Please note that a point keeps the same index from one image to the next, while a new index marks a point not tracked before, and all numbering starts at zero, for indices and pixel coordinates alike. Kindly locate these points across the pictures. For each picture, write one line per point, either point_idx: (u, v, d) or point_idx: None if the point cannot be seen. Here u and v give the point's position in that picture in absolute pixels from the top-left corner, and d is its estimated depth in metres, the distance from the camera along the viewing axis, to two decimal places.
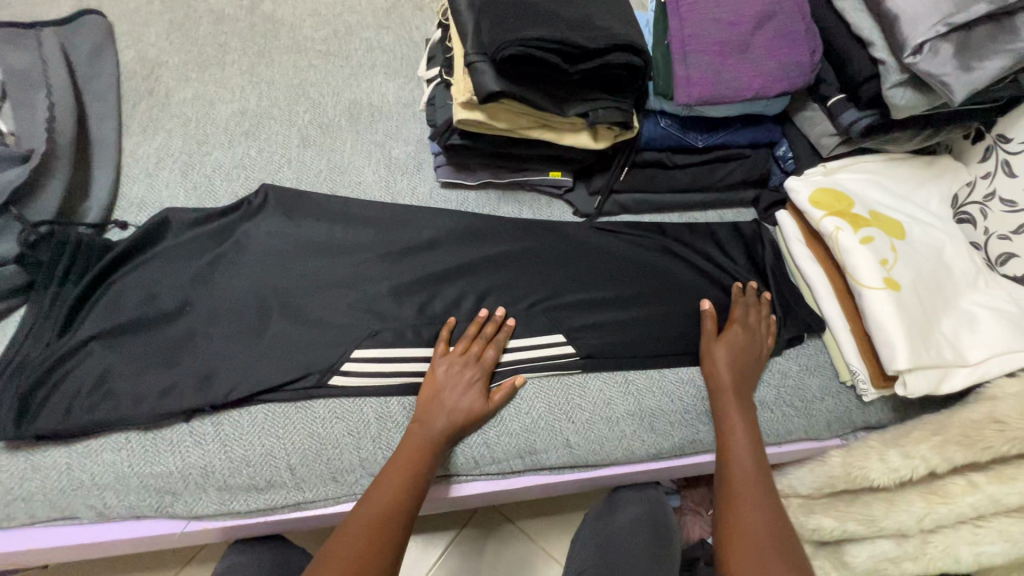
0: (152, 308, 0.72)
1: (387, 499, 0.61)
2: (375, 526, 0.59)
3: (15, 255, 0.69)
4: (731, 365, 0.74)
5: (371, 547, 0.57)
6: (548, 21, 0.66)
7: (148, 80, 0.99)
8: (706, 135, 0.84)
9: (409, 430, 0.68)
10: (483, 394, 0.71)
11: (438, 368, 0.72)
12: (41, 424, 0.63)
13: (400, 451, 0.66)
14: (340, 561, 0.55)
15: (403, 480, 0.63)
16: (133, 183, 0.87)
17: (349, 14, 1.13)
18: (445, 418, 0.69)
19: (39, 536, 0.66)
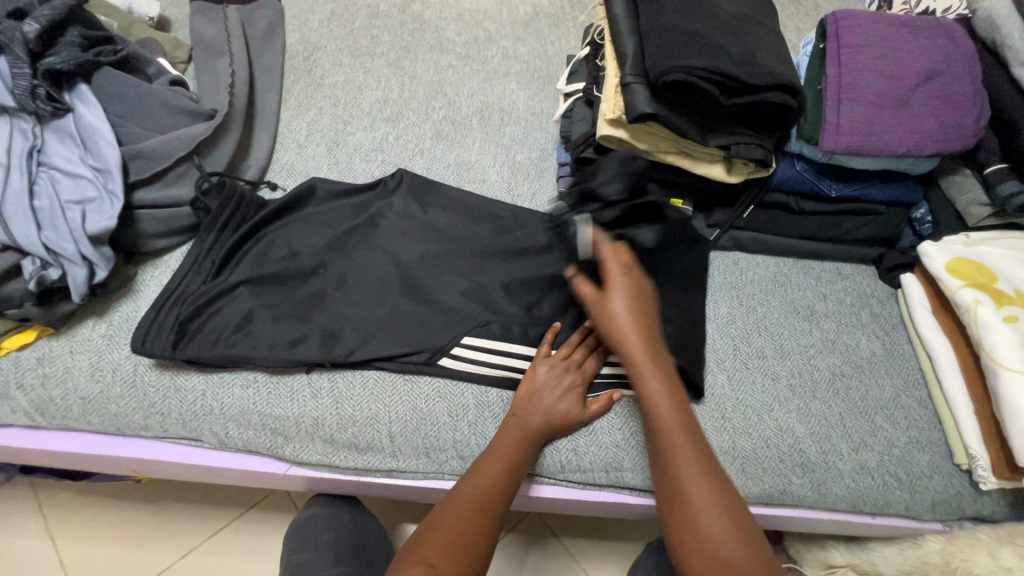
0: (292, 265, 0.78)
1: (492, 482, 0.65)
2: (478, 504, 0.63)
3: (191, 199, 0.78)
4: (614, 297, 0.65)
5: (475, 525, 0.61)
6: (713, 53, 0.67)
7: (307, 61, 1.07)
8: (842, 186, 0.82)
9: (507, 419, 0.71)
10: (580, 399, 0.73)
11: (539, 373, 0.73)
12: (192, 349, 0.71)
13: (500, 437, 0.69)
14: (448, 535, 0.59)
15: (504, 466, 0.66)
16: (284, 152, 0.95)
17: (490, 22, 1.17)
18: (546, 414, 0.71)
19: (169, 451, 0.73)
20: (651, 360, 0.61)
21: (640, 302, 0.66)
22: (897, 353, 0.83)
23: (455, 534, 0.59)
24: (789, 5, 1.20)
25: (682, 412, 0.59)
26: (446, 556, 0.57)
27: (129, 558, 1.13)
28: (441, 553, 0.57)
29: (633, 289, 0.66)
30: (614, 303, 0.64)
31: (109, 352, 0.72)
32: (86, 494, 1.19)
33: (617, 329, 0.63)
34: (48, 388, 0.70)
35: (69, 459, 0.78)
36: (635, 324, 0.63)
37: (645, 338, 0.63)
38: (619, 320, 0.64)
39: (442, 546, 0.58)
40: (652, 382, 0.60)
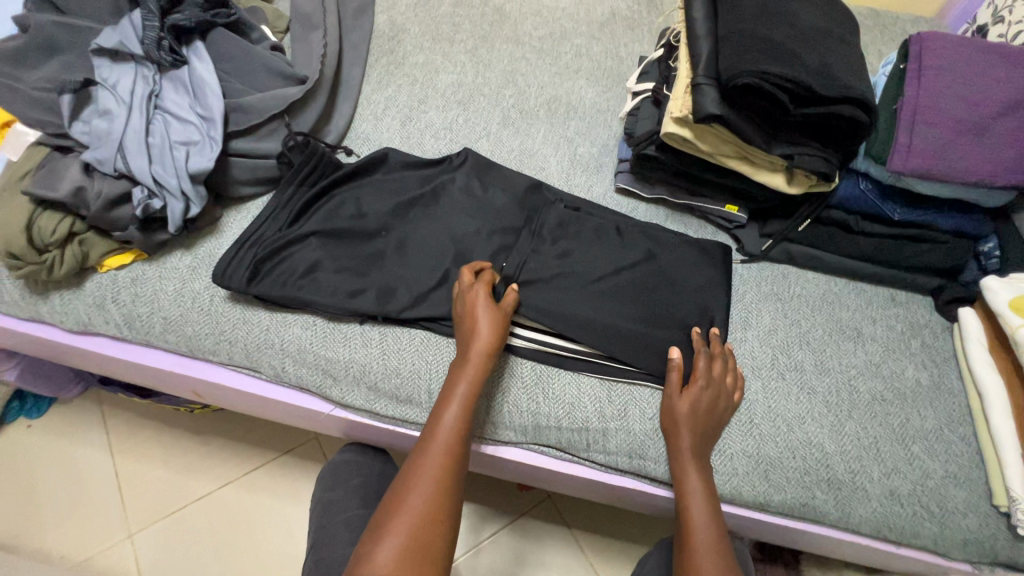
0: (359, 224, 0.84)
1: (459, 420, 0.68)
2: (449, 440, 0.66)
3: (277, 153, 0.86)
4: (680, 401, 0.73)
5: (450, 461, 0.65)
6: (787, 61, 0.68)
7: (391, 41, 1.14)
8: (906, 211, 0.81)
9: (458, 352, 0.72)
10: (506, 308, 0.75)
11: (698, 390, 0.73)
12: (263, 287, 0.78)
13: (459, 375, 0.70)
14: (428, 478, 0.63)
15: (465, 397, 0.69)
16: (362, 121, 1.01)
17: (568, 20, 1.20)
18: (487, 336, 0.72)
19: (232, 378, 0.81)
20: (696, 460, 0.70)
21: (705, 414, 0.72)
22: (943, 386, 0.81)
23: (431, 474, 0.63)
24: (872, 29, 1.18)
25: (708, 508, 0.68)
26: (425, 495, 0.62)
27: (175, 479, 1.24)
28: (417, 498, 0.62)
29: (699, 400, 0.72)
30: (675, 411, 0.72)
31: (192, 281, 0.81)
32: (145, 417, 1.30)
33: (676, 432, 0.71)
34: (137, 305, 0.79)
35: (143, 374, 0.87)
36: (692, 431, 0.71)
37: (699, 444, 0.71)
38: (680, 428, 0.71)
39: (421, 487, 0.62)
40: (689, 475, 0.69)
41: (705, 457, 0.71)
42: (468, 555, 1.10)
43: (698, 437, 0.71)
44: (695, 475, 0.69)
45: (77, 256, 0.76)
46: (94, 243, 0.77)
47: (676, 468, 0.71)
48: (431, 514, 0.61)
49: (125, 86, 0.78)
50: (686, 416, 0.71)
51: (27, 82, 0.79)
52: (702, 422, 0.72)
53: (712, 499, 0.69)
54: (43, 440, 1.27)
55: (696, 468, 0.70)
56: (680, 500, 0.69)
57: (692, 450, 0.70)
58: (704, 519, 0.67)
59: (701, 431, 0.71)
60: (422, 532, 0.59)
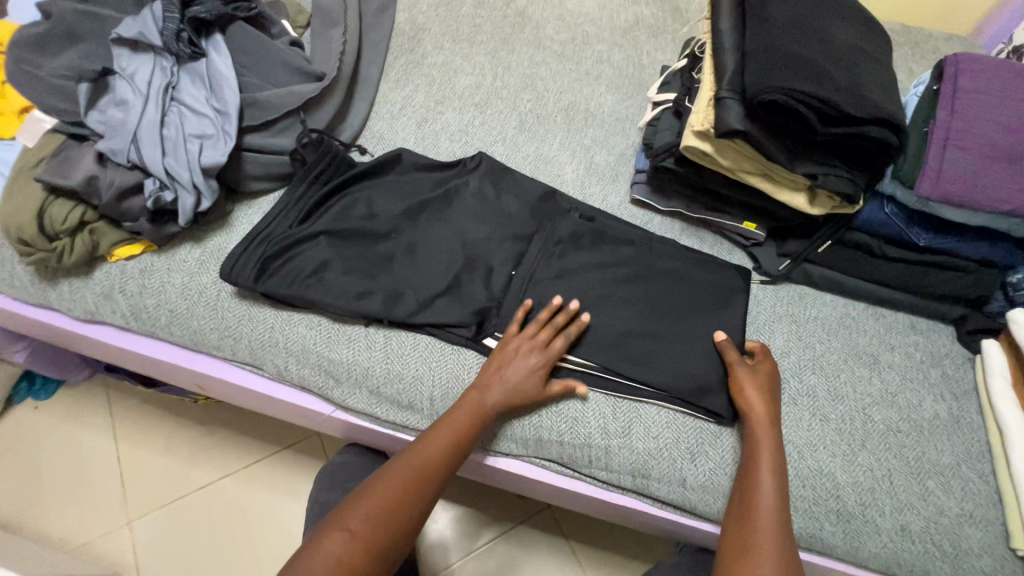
0: (370, 225, 0.84)
1: (437, 461, 0.67)
2: (406, 476, 0.65)
3: (290, 150, 0.85)
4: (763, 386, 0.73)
5: (406, 496, 0.64)
6: (817, 79, 0.66)
7: (411, 40, 1.13)
8: (933, 236, 0.78)
9: (467, 395, 0.71)
10: (550, 356, 0.73)
11: (762, 373, 0.75)
12: (270, 285, 0.77)
13: (455, 411, 0.70)
14: (371, 504, 0.63)
15: (449, 439, 0.68)
16: (378, 120, 1.01)
17: (590, 26, 1.18)
18: (512, 378, 0.72)
19: (235, 375, 0.81)
20: (773, 443, 0.69)
21: (768, 386, 0.74)
22: (963, 420, 0.78)
23: (375, 505, 0.62)
24: (904, 44, 1.14)
25: (779, 481, 0.66)
26: (363, 525, 0.61)
27: (173, 469, 1.24)
28: (355, 524, 0.61)
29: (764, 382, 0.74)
30: (750, 389, 0.72)
31: (199, 275, 0.80)
32: (147, 404, 1.30)
33: (750, 401, 0.72)
34: (144, 297, 0.79)
35: (148, 365, 0.87)
36: (765, 403, 0.72)
37: (769, 413, 0.71)
38: (756, 403, 0.71)
39: (365, 514, 0.62)
40: (763, 455, 0.67)
41: (778, 434, 0.70)
42: (463, 561, 1.09)
43: (770, 409, 0.71)
44: (770, 443, 0.68)
45: (87, 245, 0.76)
46: (104, 232, 0.77)
47: (750, 433, 0.70)
48: (365, 547, 0.60)
49: (143, 77, 0.78)
50: (764, 400, 0.72)
51: (48, 69, 0.79)
52: (775, 406, 0.73)
53: (782, 481, 0.66)
54: (49, 422, 1.27)
55: (770, 441, 0.69)
56: (748, 470, 0.67)
57: (766, 418, 0.70)
58: (772, 494, 0.64)
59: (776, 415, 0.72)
60: (350, 563, 0.59)
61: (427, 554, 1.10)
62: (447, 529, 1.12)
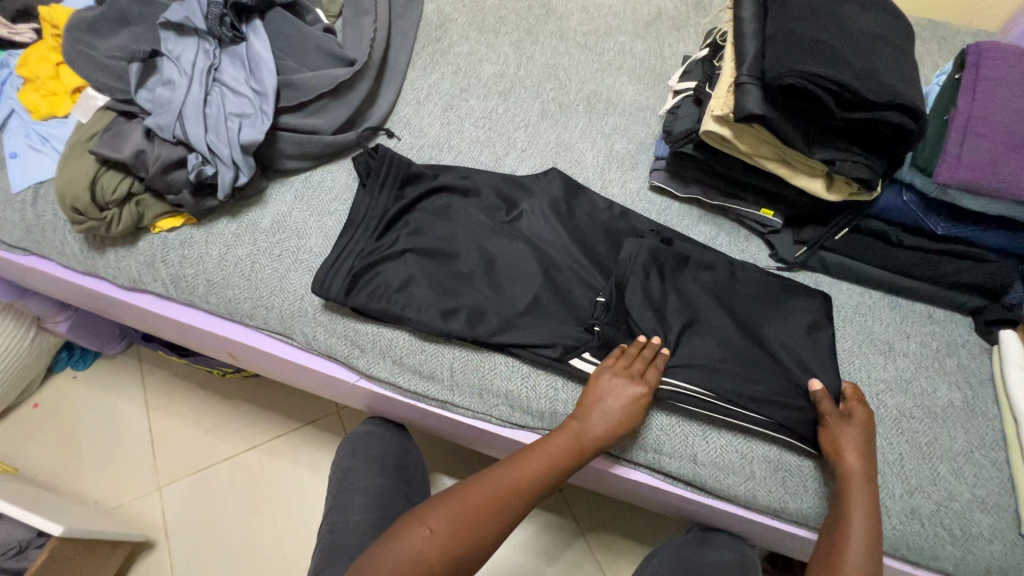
0: (413, 219, 0.87)
1: (523, 481, 0.69)
2: (494, 492, 0.68)
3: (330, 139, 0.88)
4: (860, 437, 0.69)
5: (492, 511, 0.66)
6: (835, 64, 0.68)
7: (438, 30, 1.16)
8: (951, 225, 0.79)
9: (569, 424, 0.72)
10: (648, 386, 0.72)
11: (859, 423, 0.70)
12: (360, 301, 0.79)
13: (554, 436, 0.71)
14: (452, 508, 0.66)
15: (543, 466, 0.69)
16: (405, 106, 1.04)
17: (613, 18, 1.20)
18: (609, 417, 0.71)
19: (266, 343, 0.85)
20: (867, 501, 0.66)
21: (869, 443, 0.69)
22: (977, 409, 0.78)
23: (456, 510, 0.66)
24: (930, 38, 1.14)
25: (870, 547, 0.63)
26: (441, 526, 0.65)
27: (202, 440, 1.29)
28: (435, 525, 0.65)
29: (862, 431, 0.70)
30: (842, 440, 0.69)
31: (235, 246, 0.85)
32: (178, 378, 1.36)
33: (849, 457, 0.68)
34: (184, 266, 0.84)
35: (185, 333, 0.92)
36: (863, 460, 0.68)
37: (868, 471, 0.67)
38: (851, 457, 0.68)
39: (445, 518, 0.65)
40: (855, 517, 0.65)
41: (874, 495, 0.67)
42: None
43: (869, 469, 0.68)
44: (864, 503, 0.66)
45: (134, 216, 0.81)
46: (149, 204, 0.82)
47: (842, 492, 0.67)
48: (443, 550, 0.64)
49: (187, 59, 0.83)
50: (860, 453, 0.68)
51: (101, 50, 0.85)
52: (872, 458, 0.68)
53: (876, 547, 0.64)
54: (87, 391, 1.34)
55: (865, 503, 0.66)
56: (837, 527, 0.66)
57: (862, 476, 0.67)
58: (861, 562, 0.63)
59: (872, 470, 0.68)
60: (429, 561, 0.63)
61: None
62: None
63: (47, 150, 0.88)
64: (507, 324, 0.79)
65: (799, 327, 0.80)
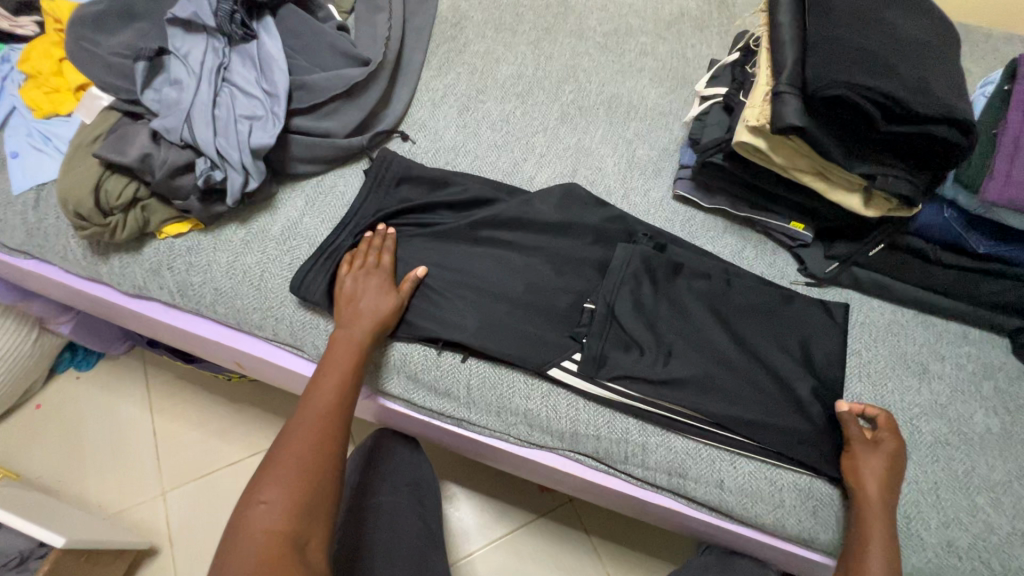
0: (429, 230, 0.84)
1: (320, 406, 0.66)
2: (302, 432, 0.63)
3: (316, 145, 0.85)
4: (881, 464, 0.66)
5: (312, 453, 0.62)
6: (882, 75, 0.64)
7: (454, 28, 1.12)
8: (993, 244, 0.75)
9: (336, 334, 0.73)
10: (387, 271, 0.77)
11: (884, 449, 0.67)
12: (342, 303, 0.77)
13: (330, 352, 0.71)
14: (289, 468, 0.60)
15: (332, 385, 0.68)
16: (420, 107, 1.00)
17: (634, 17, 1.16)
18: (368, 319, 0.73)
19: (275, 354, 0.82)
20: (886, 532, 0.63)
21: (894, 472, 0.66)
22: (1016, 436, 0.75)
23: (289, 471, 0.60)
24: (965, 42, 1.09)
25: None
26: (283, 491, 0.58)
27: (206, 445, 1.27)
28: (275, 491, 0.58)
29: (886, 458, 0.67)
30: (862, 467, 0.66)
31: (244, 254, 0.81)
32: (182, 380, 1.33)
33: (869, 488, 0.65)
34: (191, 274, 0.81)
35: (191, 342, 0.89)
36: (882, 490, 0.65)
37: (888, 500, 0.65)
38: (870, 484, 0.65)
39: (278, 482, 0.59)
40: (873, 547, 0.62)
41: (894, 531, 0.64)
42: (485, 549, 1.10)
43: (886, 499, 0.65)
44: (883, 534, 0.63)
45: (139, 222, 0.78)
46: (155, 210, 0.79)
47: (860, 521, 0.65)
48: (287, 517, 0.57)
49: (197, 58, 0.80)
50: (881, 482, 0.65)
51: (106, 47, 0.81)
52: (894, 488, 0.66)
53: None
54: (89, 393, 1.31)
55: (883, 535, 0.63)
56: (854, 557, 0.63)
57: (881, 508, 0.64)
58: None
59: (892, 499, 0.65)
60: (278, 533, 0.56)
61: (451, 541, 1.11)
62: (470, 518, 1.13)
63: (49, 150, 0.84)
64: (526, 343, 0.76)
65: (831, 348, 0.77)
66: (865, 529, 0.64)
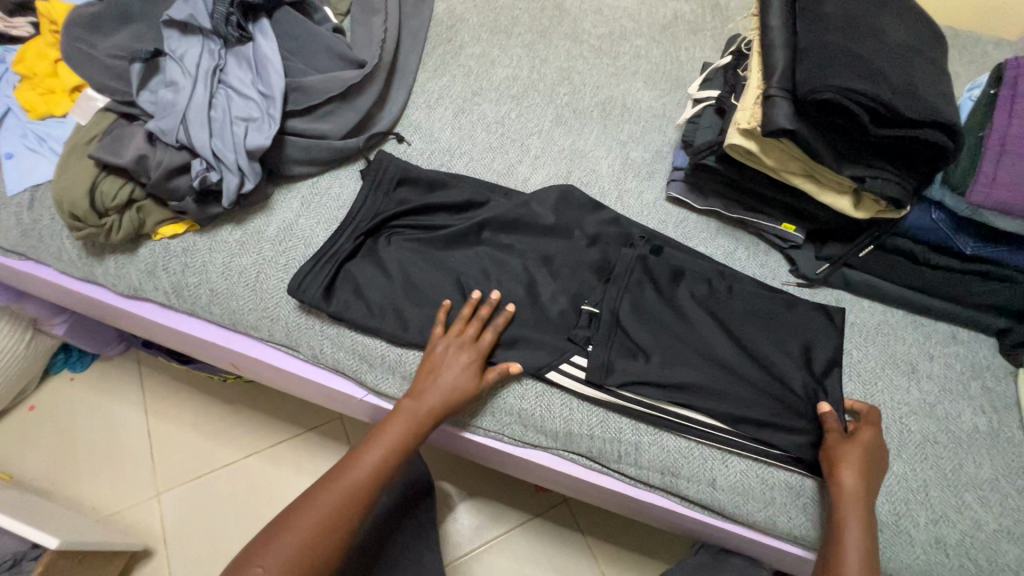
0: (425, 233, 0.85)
1: (355, 479, 0.67)
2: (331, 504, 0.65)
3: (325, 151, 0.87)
4: (859, 451, 0.67)
5: (327, 530, 0.63)
6: (870, 79, 0.65)
7: (450, 30, 1.13)
8: (980, 245, 0.76)
9: (405, 403, 0.72)
10: (481, 350, 0.74)
11: (862, 440, 0.68)
12: (340, 305, 0.77)
13: (390, 423, 0.71)
14: (300, 536, 0.62)
15: (375, 462, 0.68)
16: (416, 109, 1.01)
17: (629, 21, 1.17)
18: (438, 400, 0.71)
19: (271, 355, 0.82)
20: (863, 515, 0.64)
21: (872, 458, 0.67)
22: (1003, 435, 0.76)
23: (296, 537, 0.62)
24: (954, 47, 1.11)
25: (864, 554, 0.62)
26: (283, 556, 0.61)
27: (201, 446, 1.26)
28: (275, 554, 0.61)
29: (865, 449, 0.67)
30: (840, 454, 0.67)
31: (239, 255, 0.82)
32: (177, 381, 1.33)
33: (846, 473, 0.65)
34: (186, 276, 0.81)
35: (186, 342, 0.90)
36: (860, 476, 0.65)
37: (864, 485, 0.65)
38: (848, 471, 0.66)
39: (282, 547, 0.61)
40: (850, 529, 0.63)
41: (870, 515, 0.64)
42: (480, 549, 1.11)
43: (865, 484, 0.65)
44: (858, 516, 0.64)
45: (134, 223, 0.78)
46: (151, 211, 0.80)
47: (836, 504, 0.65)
48: None
49: (193, 60, 0.80)
50: (858, 468, 0.66)
51: (102, 49, 0.81)
52: (872, 474, 0.66)
53: (873, 558, 0.62)
54: (83, 394, 1.31)
55: (858, 519, 0.64)
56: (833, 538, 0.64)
57: (858, 493, 0.65)
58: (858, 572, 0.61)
59: (870, 485, 0.65)
60: None
61: (446, 540, 1.11)
62: (466, 518, 1.13)
63: (44, 151, 0.84)
64: (521, 343, 0.77)
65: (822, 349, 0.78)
66: (840, 510, 0.65)
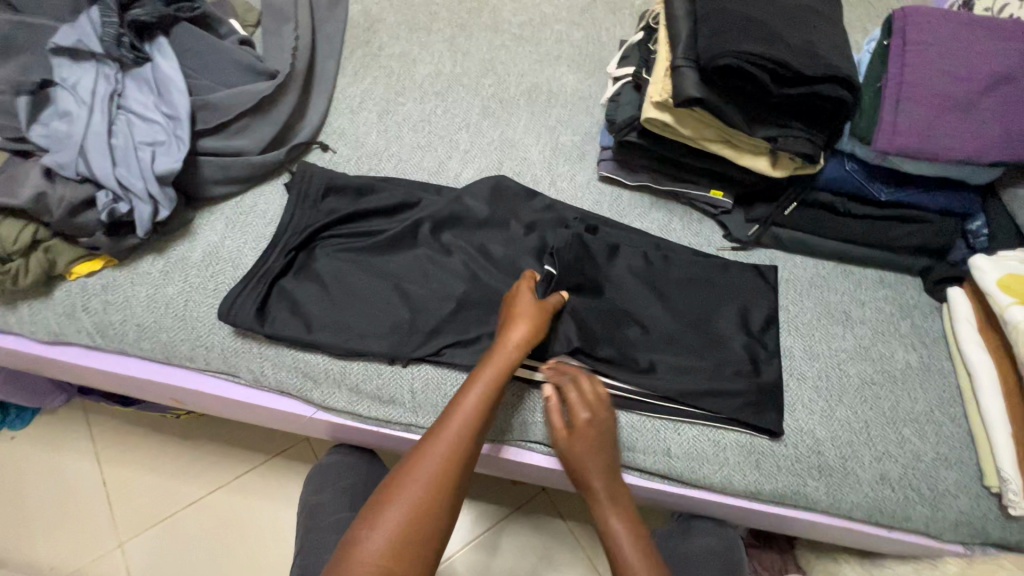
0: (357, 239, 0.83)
1: (458, 422, 0.62)
2: (446, 443, 0.60)
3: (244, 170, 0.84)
4: (591, 434, 0.67)
5: (444, 465, 0.59)
6: (767, 41, 0.67)
7: (366, 32, 1.10)
8: (892, 190, 0.80)
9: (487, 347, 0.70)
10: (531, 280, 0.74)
11: (579, 420, 0.67)
12: (276, 325, 0.75)
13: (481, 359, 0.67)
14: (417, 478, 0.58)
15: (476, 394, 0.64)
16: (338, 115, 0.99)
17: (548, 6, 1.17)
18: (518, 319, 0.68)
19: (209, 384, 0.79)
20: (609, 491, 0.66)
21: (603, 445, 0.67)
22: (933, 368, 0.80)
23: (417, 480, 0.58)
24: (859, 3, 1.14)
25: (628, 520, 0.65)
26: (407, 501, 0.57)
27: (160, 488, 1.21)
28: (400, 499, 0.57)
29: (584, 430, 0.67)
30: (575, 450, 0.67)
31: (164, 285, 0.78)
32: (128, 424, 1.27)
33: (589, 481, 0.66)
34: (109, 313, 0.77)
35: (119, 382, 0.85)
36: (598, 456, 0.67)
37: (602, 461, 0.67)
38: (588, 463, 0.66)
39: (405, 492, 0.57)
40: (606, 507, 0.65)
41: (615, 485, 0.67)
42: (462, 551, 1.10)
43: (609, 477, 0.66)
44: (605, 486, 0.66)
45: (43, 265, 0.74)
46: (61, 250, 0.75)
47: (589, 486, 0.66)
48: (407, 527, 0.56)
49: (87, 86, 0.76)
50: (591, 453, 0.67)
51: None
52: (605, 448, 0.67)
53: (634, 521, 0.65)
54: (26, 451, 1.24)
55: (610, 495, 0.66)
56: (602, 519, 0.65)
57: (606, 495, 0.66)
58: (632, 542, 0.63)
59: (607, 461, 0.67)
60: (396, 548, 0.55)
61: None
62: None
63: None
64: (466, 340, 0.76)
65: (758, 309, 0.80)
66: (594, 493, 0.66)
